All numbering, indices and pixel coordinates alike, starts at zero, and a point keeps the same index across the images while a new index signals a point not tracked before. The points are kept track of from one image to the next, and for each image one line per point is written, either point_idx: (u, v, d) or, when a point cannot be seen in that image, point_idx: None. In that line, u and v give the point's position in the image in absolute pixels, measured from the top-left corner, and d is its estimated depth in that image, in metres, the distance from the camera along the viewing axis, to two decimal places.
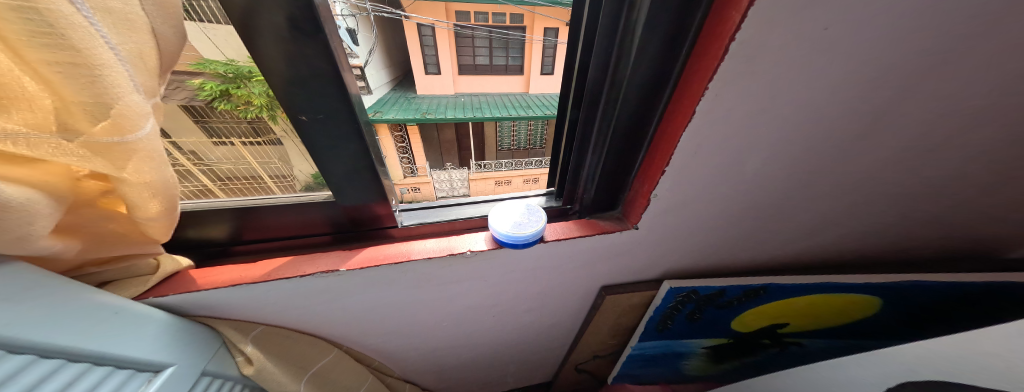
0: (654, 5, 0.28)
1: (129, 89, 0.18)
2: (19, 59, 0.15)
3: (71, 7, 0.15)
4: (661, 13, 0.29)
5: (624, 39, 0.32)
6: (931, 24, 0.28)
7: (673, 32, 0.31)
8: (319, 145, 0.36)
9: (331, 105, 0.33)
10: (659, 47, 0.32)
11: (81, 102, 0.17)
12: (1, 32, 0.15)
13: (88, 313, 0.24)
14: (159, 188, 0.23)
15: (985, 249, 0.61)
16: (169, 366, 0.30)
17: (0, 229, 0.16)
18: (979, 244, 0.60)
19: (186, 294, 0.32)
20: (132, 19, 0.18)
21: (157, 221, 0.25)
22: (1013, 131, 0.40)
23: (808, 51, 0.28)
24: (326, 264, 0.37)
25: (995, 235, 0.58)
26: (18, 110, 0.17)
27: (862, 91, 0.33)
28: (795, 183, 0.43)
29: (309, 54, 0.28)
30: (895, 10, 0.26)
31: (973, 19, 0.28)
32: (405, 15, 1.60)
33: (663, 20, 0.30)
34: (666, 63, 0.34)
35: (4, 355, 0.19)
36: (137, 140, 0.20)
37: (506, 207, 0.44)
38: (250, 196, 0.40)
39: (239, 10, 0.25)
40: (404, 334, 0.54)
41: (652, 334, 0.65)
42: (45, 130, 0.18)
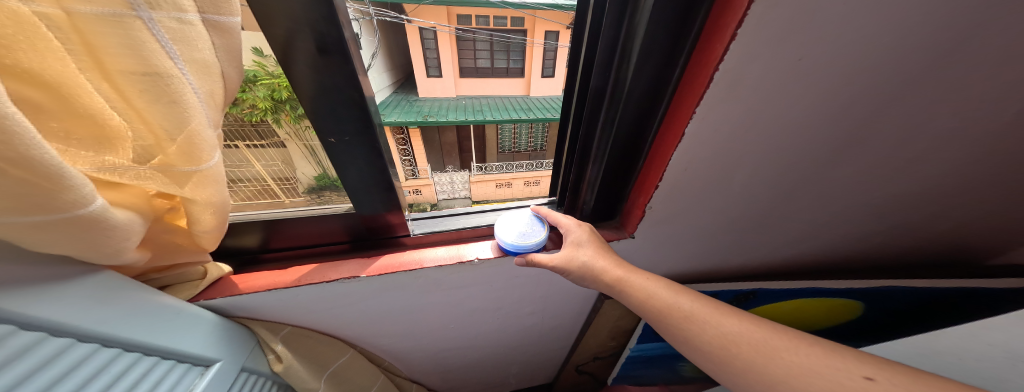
0: (646, 39, 0.32)
1: (204, 124, 0.22)
2: (133, 108, 0.20)
3: (170, 63, 0.19)
4: (653, 45, 0.33)
5: (620, 65, 0.36)
6: (890, 56, 0.32)
7: (665, 62, 0.35)
8: (344, 163, 0.39)
9: (356, 126, 0.37)
10: (651, 75, 0.36)
11: (172, 139, 0.21)
12: (122, 88, 0.19)
13: (154, 314, 0.27)
14: (216, 205, 0.27)
15: (967, 254, 0.64)
16: (217, 361, 0.33)
17: (108, 245, 0.20)
18: (960, 248, 0.63)
19: (229, 297, 0.35)
20: (210, 66, 0.21)
21: (211, 233, 0.28)
22: (980, 145, 0.43)
23: (783, 79, 0.32)
24: (347, 271, 0.41)
25: (976, 240, 0.61)
26: (124, 147, 0.21)
27: (837, 113, 0.37)
28: (781, 194, 0.47)
29: (337, 78, 0.32)
30: (858, 45, 0.30)
31: (927, 50, 0.31)
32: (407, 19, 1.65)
33: (656, 48, 0.33)
34: (659, 87, 0.38)
35: (84, 353, 0.23)
36: (208, 168, 0.24)
37: (507, 218, 0.46)
38: (278, 208, 0.44)
39: (284, 44, 0.29)
40: (415, 335, 0.57)
41: (650, 336, 0.68)
42: (136, 161, 0.22)
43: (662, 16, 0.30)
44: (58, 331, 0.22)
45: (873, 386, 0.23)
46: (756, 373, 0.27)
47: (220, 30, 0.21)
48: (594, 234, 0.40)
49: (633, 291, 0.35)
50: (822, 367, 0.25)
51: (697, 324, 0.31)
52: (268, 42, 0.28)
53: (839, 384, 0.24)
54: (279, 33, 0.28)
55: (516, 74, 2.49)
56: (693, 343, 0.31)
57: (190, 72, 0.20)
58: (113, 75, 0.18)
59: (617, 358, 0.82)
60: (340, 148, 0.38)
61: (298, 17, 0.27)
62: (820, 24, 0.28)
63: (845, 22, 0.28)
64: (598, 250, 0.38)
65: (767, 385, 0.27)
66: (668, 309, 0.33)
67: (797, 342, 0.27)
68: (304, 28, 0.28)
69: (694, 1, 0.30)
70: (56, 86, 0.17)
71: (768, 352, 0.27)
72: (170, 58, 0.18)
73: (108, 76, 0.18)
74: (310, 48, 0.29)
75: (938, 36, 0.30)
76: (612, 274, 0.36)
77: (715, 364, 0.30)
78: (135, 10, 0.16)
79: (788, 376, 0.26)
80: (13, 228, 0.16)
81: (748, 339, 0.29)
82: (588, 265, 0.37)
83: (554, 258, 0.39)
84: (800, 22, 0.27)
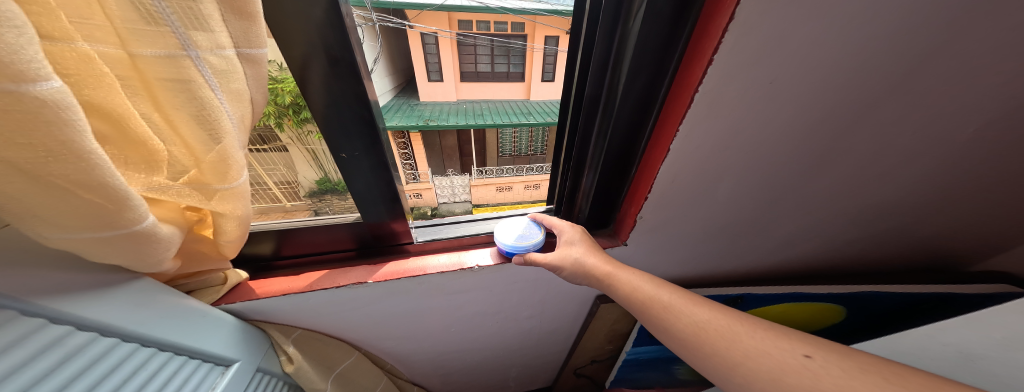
0: (634, 62, 0.35)
1: (235, 147, 0.25)
2: (178, 135, 0.23)
3: (212, 93, 0.22)
4: (641, 67, 0.36)
5: (611, 84, 0.39)
6: (853, 79, 0.35)
7: (651, 82, 0.38)
8: (353, 175, 0.42)
9: (364, 142, 0.39)
10: (639, 94, 0.39)
11: (208, 162, 0.24)
12: (172, 118, 0.22)
13: (184, 316, 0.30)
14: (241, 219, 0.29)
15: (950, 259, 0.67)
16: (236, 362, 0.36)
17: (153, 255, 0.22)
18: (943, 254, 0.66)
19: (247, 301, 0.38)
20: (242, 94, 0.24)
21: (233, 242, 0.31)
22: (949, 156, 0.46)
23: (757, 100, 0.35)
24: (356, 277, 0.43)
25: (958, 246, 0.64)
26: (171, 170, 0.24)
27: (811, 129, 0.40)
28: (765, 202, 0.49)
29: (347, 96, 0.35)
30: (822, 71, 0.33)
31: (886, 74, 0.35)
32: (409, 24, 1.67)
33: (643, 69, 0.36)
34: (646, 105, 0.41)
35: (127, 351, 0.25)
36: (237, 185, 0.26)
37: (507, 224, 0.48)
38: (291, 217, 0.47)
39: (299, 63, 0.31)
40: (417, 338, 0.60)
41: (644, 340, 0.72)
42: (178, 180, 0.25)
43: (648, 41, 0.34)
44: (111, 332, 0.25)
45: (809, 362, 0.26)
46: (719, 357, 0.30)
47: (251, 61, 0.24)
48: (586, 237, 0.44)
49: (622, 286, 0.37)
50: (773, 349, 0.28)
51: (672, 314, 0.34)
52: (287, 63, 0.31)
53: (782, 362, 0.27)
54: (296, 55, 0.31)
55: (516, 78, 2.52)
56: (669, 332, 0.33)
57: (226, 100, 0.23)
58: (165, 107, 0.21)
59: (614, 361, 0.83)
60: (350, 162, 0.41)
61: (315, 42, 0.30)
62: (785, 53, 0.31)
63: (810, 49, 0.31)
64: (591, 248, 0.42)
65: (728, 367, 0.29)
66: (648, 300, 0.35)
67: (753, 327, 0.30)
68: (319, 51, 0.31)
69: (676, 29, 0.33)
70: (119, 117, 0.21)
71: (731, 337, 0.30)
72: (211, 89, 0.21)
73: (161, 108, 0.21)
74: (324, 68, 0.32)
75: (896, 60, 0.34)
76: (602, 270, 0.39)
77: (685, 349, 0.32)
78: (186, 51, 0.19)
79: (744, 357, 0.28)
80: (82, 242, 0.18)
81: (713, 327, 0.31)
82: (580, 261, 0.40)
83: (548, 257, 0.40)
84: (767, 52, 0.31)
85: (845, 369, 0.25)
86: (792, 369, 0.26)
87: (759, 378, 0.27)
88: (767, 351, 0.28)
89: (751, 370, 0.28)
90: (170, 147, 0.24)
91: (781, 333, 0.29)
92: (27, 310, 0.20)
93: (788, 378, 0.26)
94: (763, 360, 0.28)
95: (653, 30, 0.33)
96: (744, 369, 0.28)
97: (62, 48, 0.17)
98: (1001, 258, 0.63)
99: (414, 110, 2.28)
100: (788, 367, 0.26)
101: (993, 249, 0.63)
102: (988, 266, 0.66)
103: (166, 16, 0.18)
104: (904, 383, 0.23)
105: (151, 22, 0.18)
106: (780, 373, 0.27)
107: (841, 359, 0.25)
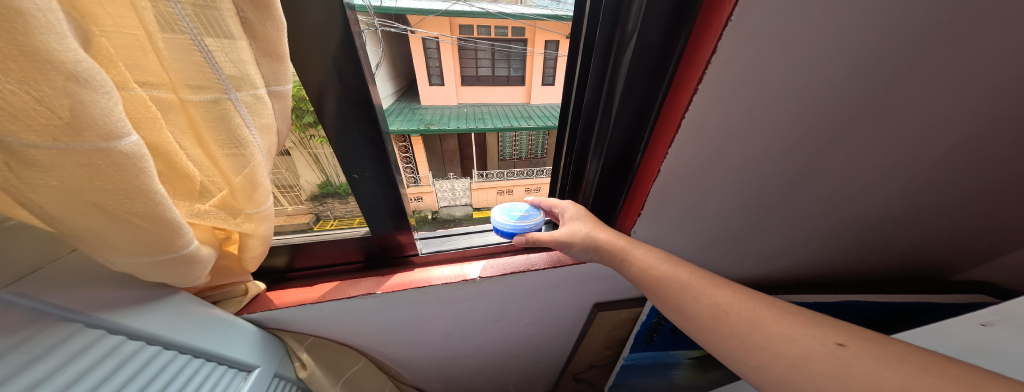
0: (630, 76, 0.38)
1: (263, 175, 0.27)
2: (216, 167, 0.25)
3: (248, 133, 0.24)
4: (637, 81, 0.39)
5: (609, 94, 0.42)
6: (827, 105, 0.38)
7: (647, 93, 0.41)
8: (364, 194, 0.45)
9: (374, 163, 0.42)
10: (637, 104, 0.42)
11: (240, 187, 0.26)
12: (215, 156, 0.24)
13: (212, 325, 0.32)
14: (263, 238, 0.32)
15: (934, 269, 0.69)
16: (256, 367, 0.38)
17: (193, 272, 0.25)
18: (928, 264, 0.68)
19: (267, 311, 0.41)
20: (271, 127, 0.26)
21: (254, 258, 0.33)
22: (925, 173, 0.49)
23: (738, 125, 0.39)
24: (365, 288, 0.46)
25: (942, 256, 0.66)
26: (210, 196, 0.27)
27: (792, 150, 0.43)
28: (753, 216, 0.52)
29: (359, 121, 0.38)
30: (796, 100, 0.37)
31: (856, 101, 0.38)
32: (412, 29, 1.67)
33: (639, 81, 0.39)
34: (642, 116, 0.43)
35: (172, 355, 0.28)
36: (263, 209, 0.29)
37: (506, 206, 0.50)
38: (304, 232, 0.49)
39: (316, 89, 0.34)
40: (421, 344, 0.62)
41: (641, 346, 0.75)
42: (215, 206, 0.28)
43: (642, 57, 0.36)
44: (161, 342, 0.27)
45: (842, 350, 0.27)
46: (737, 340, 0.31)
47: (279, 97, 0.27)
48: (585, 212, 0.47)
49: (637, 264, 0.39)
50: (801, 336, 0.29)
51: (695, 294, 0.35)
52: (305, 89, 0.34)
53: (811, 349, 0.28)
54: (313, 82, 0.33)
55: (516, 82, 2.53)
56: (686, 310, 0.35)
57: (258, 134, 0.25)
58: (207, 144, 0.24)
59: (611, 367, 0.83)
60: (362, 182, 0.44)
61: (330, 72, 0.33)
62: (759, 87, 0.35)
63: (796, 72, 0.34)
64: (598, 225, 0.44)
65: (746, 351, 0.31)
66: (667, 280, 0.37)
67: (781, 314, 0.31)
68: (335, 78, 0.34)
69: (667, 48, 0.36)
70: (167, 154, 0.24)
71: (754, 321, 0.31)
72: (247, 127, 0.24)
73: (203, 145, 0.24)
74: (338, 96, 0.35)
75: (884, 77, 0.36)
76: (618, 245, 0.41)
77: (702, 331, 0.34)
78: (227, 94, 0.22)
79: (768, 343, 0.30)
80: (139, 266, 0.21)
81: (737, 309, 0.32)
82: (590, 236, 0.42)
83: (557, 234, 0.43)
84: (743, 83, 0.34)
85: (879, 359, 0.25)
86: (820, 355, 0.27)
87: (778, 364, 0.29)
88: (794, 337, 0.29)
89: (773, 354, 0.29)
90: (209, 177, 0.27)
91: (814, 321, 0.29)
92: (91, 322, 0.23)
93: (814, 364, 0.27)
94: (789, 346, 0.29)
95: (643, 56, 0.36)
96: (766, 353, 0.29)
97: (125, 96, 0.20)
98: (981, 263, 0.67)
99: (416, 114, 2.30)
100: (817, 354, 0.27)
101: (975, 260, 0.65)
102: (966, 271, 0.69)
103: (206, 56, 0.20)
104: (943, 374, 0.23)
105: (196, 70, 0.20)
106: (803, 359, 0.28)
107: (876, 349, 0.26)
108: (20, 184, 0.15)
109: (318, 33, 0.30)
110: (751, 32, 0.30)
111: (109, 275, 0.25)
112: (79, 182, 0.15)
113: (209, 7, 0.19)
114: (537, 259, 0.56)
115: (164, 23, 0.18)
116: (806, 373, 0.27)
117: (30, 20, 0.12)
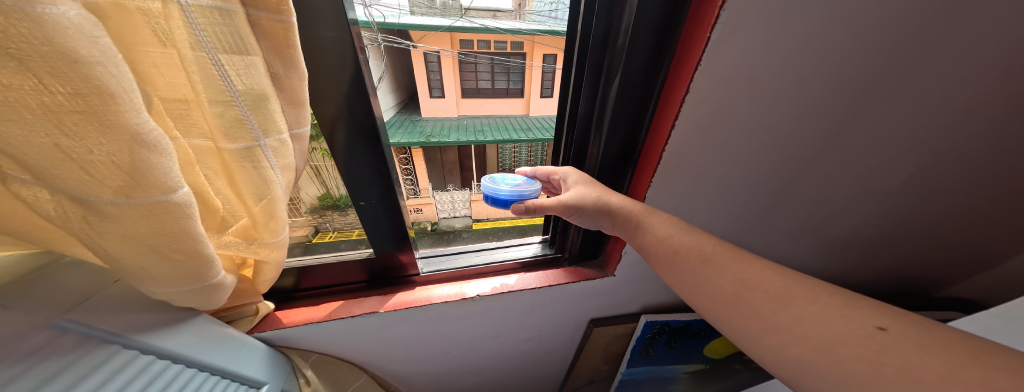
0: (623, 75, 0.38)
1: (281, 210, 0.30)
2: (242, 201, 0.28)
3: (271, 174, 0.27)
4: (630, 81, 0.39)
5: (604, 94, 0.42)
6: (805, 126, 0.42)
7: (642, 92, 0.41)
8: (370, 219, 0.48)
9: (376, 192, 0.45)
10: (633, 103, 0.41)
11: (262, 220, 0.29)
12: (244, 196, 0.28)
13: (225, 343, 0.33)
14: (275, 265, 0.34)
15: (901, 275, 0.75)
16: (264, 384, 0.39)
17: (216, 297, 0.27)
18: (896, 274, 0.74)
19: (276, 330, 0.44)
20: (291, 165, 0.29)
21: (267, 281, 0.36)
22: (890, 190, 0.55)
23: (716, 151, 0.42)
24: (368, 307, 0.49)
25: (906, 264, 0.72)
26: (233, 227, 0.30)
27: (772, 171, 0.47)
28: (739, 231, 0.55)
29: (365, 155, 0.41)
30: (769, 128, 0.41)
31: (826, 124, 0.42)
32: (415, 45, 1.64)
33: (633, 81, 0.39)
34: (638, 116, 0.43)
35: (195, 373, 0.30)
36: (280, 239, 0.32)
37: (498, 175, 0.54)
38: (311, 253, 0.52)
39: (328, 123, 0.38)
40: (421, 360, 0.63)
41: (638, 361, 0.76)
42: (241, 237, 0.31)
43: (634, 58, 0.37)
44: (186, 362, 0.29)
45: (886, 333, 0.27)
46: (758, 320, 0.33)
47: (298, 138, 0.29)
48: (587, 176, 0.47)
49: (655, 229, 0.41)
50: (837, 319, 0.29)
51: (721, 268, 0.36)
52: (317, 121, 0.37)
53: (847, 333, 0.28)
54: (327, 118, 0.37)
55: (516, 94, 2.59)
56: (706, 285, 0.37)
57: (280, 171, 0.28)
58: (237, 183, 0.27)
59: (611, 381, 0.83)
60: (368, 209, 0.47)
61: (341, 111, 0.37)
62: (732, 118, 0.39)
63: (769, 102, 0.38)
64: (606, 189, 0.45)
65: (765, 330, 0.32)
66: (689, 251, 0.39)
67: (818, 293, 0.31)
68: (346, 117, 0.38)
69: (658, 54, 0.37)
70: (202, 194, 0.27)
71: (782, 302, 0.32)
72: (270, 166, 0.26)
73: (234, 186, 0.27)
74: (348, 132, 0.39)
75: (860, 94, 0.40)
76: (632, 212, 0.43)
77: (723, 306, 0.35)
78: (257, 141, 0.25)
79: (793, 324, 0.31)
80: (175, 293, 0.24)
81: (763, 287, 0.33)
82: (601, 200, 0.43)
83: (568, 198, 0.43)
84: (720, 114, 0.38)
85: (923, 345, 0.25)
86: (855, 339, 0.28)
87: (805, 347, 0.30)
88: (828, 320, 0.29)
89: (799, 334, 0.30)
90: (235, 210, 0.30)
91: (852, 304, 0.30)
92: (127, 344, 0.25)
93: (847, 345, 0.28)
94: (822, 328, 0.29)
95: (634, 67, 0.38)
96: (790, 334, 0.31)
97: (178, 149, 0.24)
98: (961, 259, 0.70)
99: (417, 125, 2.32)
100: (853, 337, 0.28)
101: (932, 267, 0.73)
102: (952, 269, 0.73)
103: (242, 110, 0.23)
104: (992, 361, 0.23)
105: (232, 122, 0.23)
106: (834, 343, 0.28)
107: (917, 334, 0.26)
108: (91, 229, 0.18)
109: (333, 77, 0.34)
110: (720, 74, 0.34)
111: (146, 301, 0.28)
112: (140, 228, 0.18)
113: (246, 67, 0.22)
114: (532, 278, 0.58)
115: (209, 84, 0.22)
116: (833, 356, 0.28)
117: (119, 100, 0.15)
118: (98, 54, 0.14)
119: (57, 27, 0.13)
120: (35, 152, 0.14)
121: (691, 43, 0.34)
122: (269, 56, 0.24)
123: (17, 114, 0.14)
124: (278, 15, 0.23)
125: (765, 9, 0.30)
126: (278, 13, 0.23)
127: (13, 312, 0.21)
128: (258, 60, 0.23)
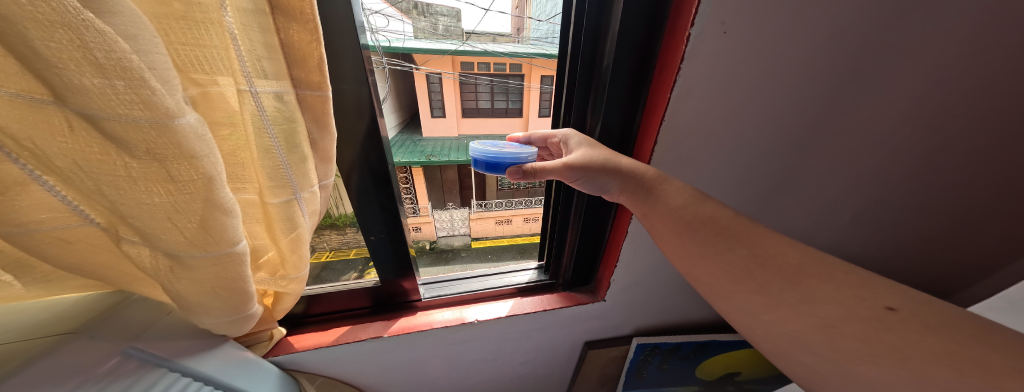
0: (608, 103, 0.44)
1: (304, 250, 0.35)
2: (273, 240, 0.34)
3: (302, 221, 0.32)
4: (613, 107, 0.45)
5: (591, 119, 0.48)
6: (775, 145, 0.48)
7: (625, 117, 0.47)
8: (379, 252, 0.53)
9: (382, 227, 0.50)
10: (618, 126, 0.47)
11: (291, 257, 0.34)
12: (279, 239, 0.33)
13: (247, 367, 0.37)
14: (295, 294, 0.39)
15: None
16: None
17: (243, 326, 0.31)
18: None
19: (288, 354, 0.48)
20: (316, 211, 0.34)
21: (285, 309, 0.40)
22: (861, 202, 0.60)
23: (690, 176, 0.49)
24: (373, 331, 0.53)
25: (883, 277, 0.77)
26: (264, 267, 0.35)
27: (748, 184, 0.53)
28: None
29: (377, 196, 0.47)
30: (739, 151, 0.48)
31: (789, 146, 0.49)
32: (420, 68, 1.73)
33: (615, 108, 0.45)
34: (623, 137, 0.49)
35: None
36: (301, 275, 0.37)
37: (489, 142, 0.54)
38: (321, 282, 0.56)
39: (346, 169, 0.43)
40: (419, 385, 0.65)
41: (633, 383, 0.78)
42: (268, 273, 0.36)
43: (616, 89, 0.43)
44: (217, 384, 0.32)
45: (897, 314, 0.29)
46: (762, 295, 0.36)
47: (324, 188, 0.35)
48: (589, 139, 0.47)
49: (668, 199, 0.42)
50: (848, 300, 0.31)
51: (736, 242, 0.38)
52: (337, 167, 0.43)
53: (856, 312, 0.31)
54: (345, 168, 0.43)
55: (515, 114, 2.59)
56: (719, 256, 0.39)
57: (308, 217, 0.33)
58: (273, 226, 0.32)
59: None
60: (377, 242, 0.52)
61: (354, 162, 0.43)
62: (704, 145, 0.46)
63: (739, 127, 0.45)
64: (615, 153, 0.45)
65: (766, 306, 0.36)
66: (703, 222, 0.41)
67: (835, 271, 0.34)
68: (362, 168, 0.44)
69: (637, 87, 0.44)
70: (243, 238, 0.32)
71: (794, 280, 0.34)
72: (301, 216, 0.32)
73: (271, 230, 0.32)
74: (364, 174, 0.45)
75: (814, 121, 0.47)
76: (645, 177, 0.43)
77: (730, 281, 0.38)
78: (295, 195, 0.30)
79: (800, 300, 0.33)
80: (218, 323, 0.29)
81: (777, 263, 0.36)
82: (610, 162, 0.43)
83: (574, 158, 0.43)
84: (691, 147, 0.45)
85: (927, 325, 0.28)
86: (862, 317, 0.30)
87: (806, 323, 0.33)
88: (837, 299, 0.32)
89: (809, 308, 0.33)
90: (266, 251, 0.35)
91: (866, 285, 0.32)
92: (173, 367, 0.29)
93: (852, 320, 0.30)
94: (833, 306, 0.32)
95: (617, 89, 0.43)
96: (792, 311, 0.34)
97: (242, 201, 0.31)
98: (938, 270, 0.76)
99: (416, 144, 2.35)
100: (863, 316, 0.30)
101: (906, 280, 0.78)
102: (925, 282, 0.78)
103: (287, 170, 0.29)
104: (992, 342, 0.26)
105: (278, 183, 0.29)
106: (837, 321, 0.31)
107: (921, 316, 0.29)
108: (172, 275, 0.23)
109: (352, 128, 0.40)
110: (678, 125, 0.42)
111: (190, 330, 0.33)
112: (211, 271, 0.23)
113: (293, 136, 0.28)
114: (528, 303, 0.62)
115: (264, 152, 0.27)
116: (832, 332, 0.31)
117: (210, 180, 0.20)
118: (205, 149, 0.19)
119: (182, 133, 0.18)
120: (151, 222, 0.20)
121: (658, 92, 0.41)
122: (311, 124, 0.30)
123: (150, 196, 0.19)
124: (318, 91, 0.28)
125: (712, 66, 0.38)
126: (319, 89, 0.28)
127: (94, 343, 0.27)
128: (303, 133, 0.29)
